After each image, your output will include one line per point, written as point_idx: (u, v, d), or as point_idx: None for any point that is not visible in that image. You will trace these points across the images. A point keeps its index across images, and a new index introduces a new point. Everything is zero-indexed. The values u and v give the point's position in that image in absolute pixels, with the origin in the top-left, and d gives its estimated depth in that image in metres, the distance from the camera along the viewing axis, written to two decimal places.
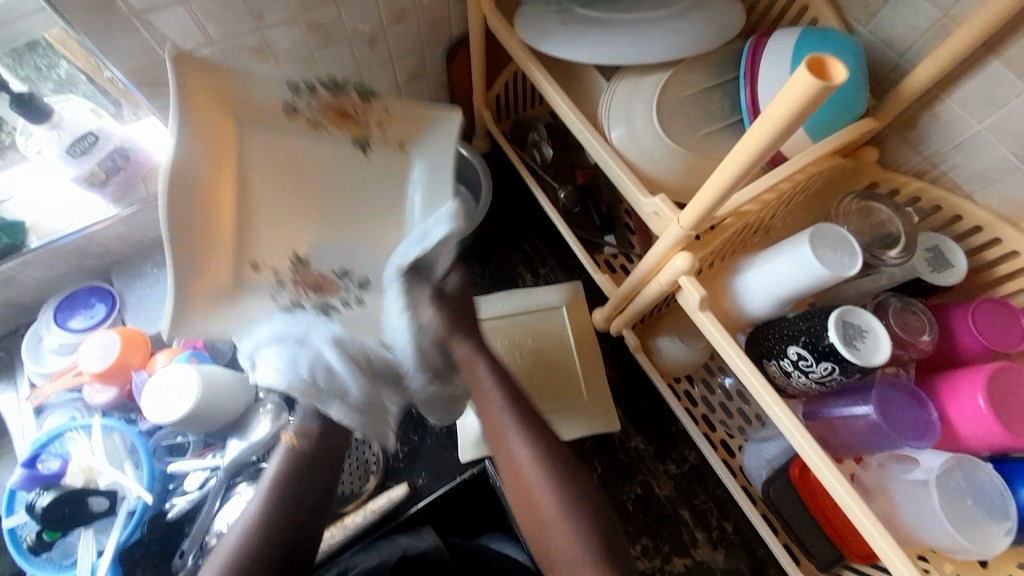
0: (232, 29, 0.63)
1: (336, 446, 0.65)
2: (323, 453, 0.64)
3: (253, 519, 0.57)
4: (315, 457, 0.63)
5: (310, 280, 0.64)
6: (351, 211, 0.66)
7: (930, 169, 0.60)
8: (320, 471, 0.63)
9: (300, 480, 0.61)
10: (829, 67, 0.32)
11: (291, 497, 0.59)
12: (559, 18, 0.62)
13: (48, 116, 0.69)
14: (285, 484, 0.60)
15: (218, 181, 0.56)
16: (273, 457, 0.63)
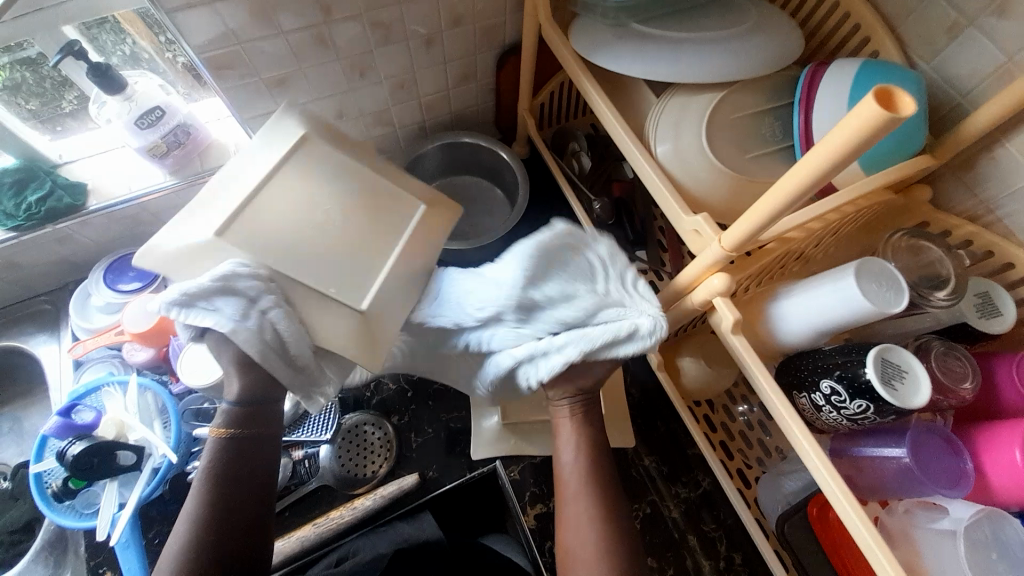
0: (299, 20, 0.66)
1: (266, 428, 0.58)
2: (254, 437, 0.57)
3: (197, 518, 0.53)
4: (248, 443, 0.57)
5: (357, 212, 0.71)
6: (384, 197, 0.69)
7: (984, 214, 0.59)
8: (255, 456, 0.57)
9: (237, 471, 0.55)
10: (896, 99, 0.32)
11: (233, 501, 0.55)
12: (615, 32, 0.63)
13: (122, 88, 0.73)
14: (219, 480, 0.54)
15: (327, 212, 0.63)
16: (204, 448, 0.56)
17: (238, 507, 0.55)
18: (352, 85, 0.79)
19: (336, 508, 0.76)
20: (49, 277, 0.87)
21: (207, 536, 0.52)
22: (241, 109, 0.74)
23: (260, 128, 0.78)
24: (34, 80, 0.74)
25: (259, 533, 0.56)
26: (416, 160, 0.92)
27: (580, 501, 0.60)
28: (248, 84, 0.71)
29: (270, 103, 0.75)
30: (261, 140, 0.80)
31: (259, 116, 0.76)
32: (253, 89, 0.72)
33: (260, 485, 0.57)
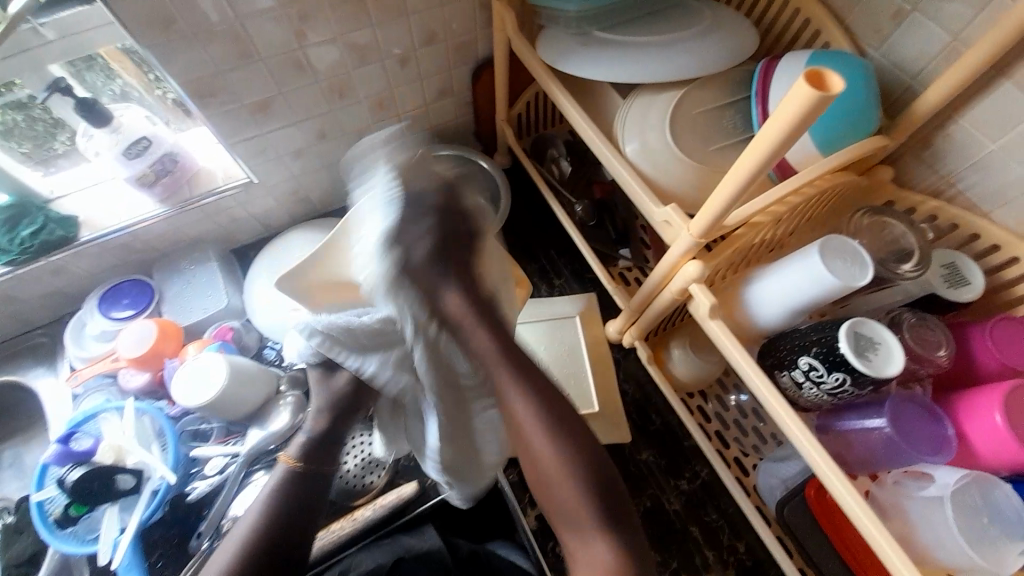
0: (277, 46, 0.69)
1: (325, 465, 0.64)
2: (312, 468, 0.63)
3: (250, 529, 0.56)
4: (311, 477, 0.62)
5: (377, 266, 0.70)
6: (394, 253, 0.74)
7: (946, 188, 0.61)
8: (312, 488, 0.61)
9: (299, 493, 0.60)
10: (827, 80, 0.34)
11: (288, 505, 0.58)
12: (579, 40, 0.66)
13: (108, 121, 0.76)
14: (278, 501, 0.58)
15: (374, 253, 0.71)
16: (269, 480, 0.62)
17: (289, 515, 0.58)
18: (332, 106, 0.81)
19: (335, 521, 0.76)
20: (44, 310, 0.88)
21: (260, 542, 0.55)
22: (227, 134, 0.77)
23: (246, 152, 0.81)
24: (27, 123, 0.77)
25: (305, 530, 0.58)
26: None
27: (532, 421, 0.53)
28: (231, 110, 0.74)
29: (254, 127, 0.78)
30: (247, 164, 0.83)
31: (244, 141, 0.79)
32: (236, 115, 0.75)
33: (307, 495, 0.60)
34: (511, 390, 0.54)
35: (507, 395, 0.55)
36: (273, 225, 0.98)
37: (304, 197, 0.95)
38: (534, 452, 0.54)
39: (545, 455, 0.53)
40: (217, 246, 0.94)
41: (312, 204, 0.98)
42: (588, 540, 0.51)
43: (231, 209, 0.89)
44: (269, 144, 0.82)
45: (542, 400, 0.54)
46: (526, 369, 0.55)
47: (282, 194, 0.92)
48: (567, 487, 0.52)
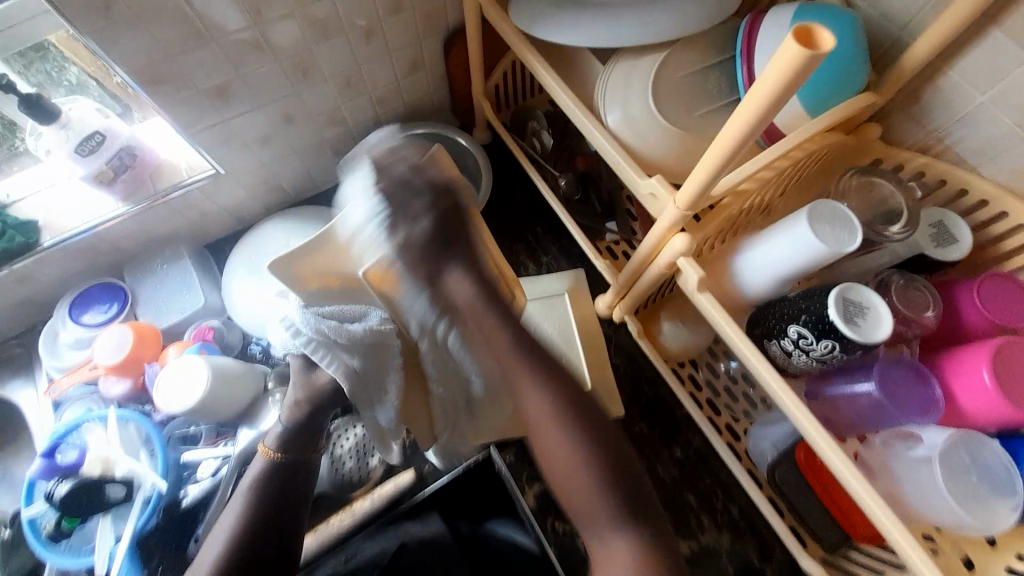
0: (229, 26, 0.64)
1: (308, 452, 0.64)
2: (294, 457, 0.62)
3: (235, 525, 0.56)
4: (292, 465, 0.62)
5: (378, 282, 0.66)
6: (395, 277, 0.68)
7: (934, 144, 0.59)
8: (287, 482, 0.61)
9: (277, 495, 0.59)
10: (816, 37, 0.32)
11: (268, 498, 0.58)
12: (553, 4, 0.62)
13: (56, 116, 0.71)
14: (259, 498, 0.58)
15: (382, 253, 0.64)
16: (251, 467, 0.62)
17: (278, 500, 0.59)
18: (296, 88, 0.77)
19: (334, 515, 0.77)
20: (14, 321, 0.85)
21: (252, 535, 0.55)
22: (187, 124, 0.72)
23: (209, 142, 0.76)
24: None
25: (294, 518, 0.59)
26: None
27: (554, 438, 0.50)
28: (188, 97, 0.69)
29: (214, 115, 0.73)
30: (212, 155, 0.79)
31: (207, 129, 0.75)
32: (194, 103, 0.70)
33: (285, 494, 0.60)
34: (532, 392, 0.52)
35: (524, 399, 0.53)
36: (247, 217, 0.94)
37: (277, 186, 0.91)
38: (547, 451, 0.51)
39: (562, 458, 0.50)
40: (189, 243, 0.90)
41: (286, 192, 0.94)
42: (604, 532, 0.48)
43: (199, 203, 0.85)
44: (233, 133, 0.77)
45: (561, 402, 0.51)
46: (529, 340, 0.55)
47: (253, 185, 0.88)
48: (580, 477, 0.49)
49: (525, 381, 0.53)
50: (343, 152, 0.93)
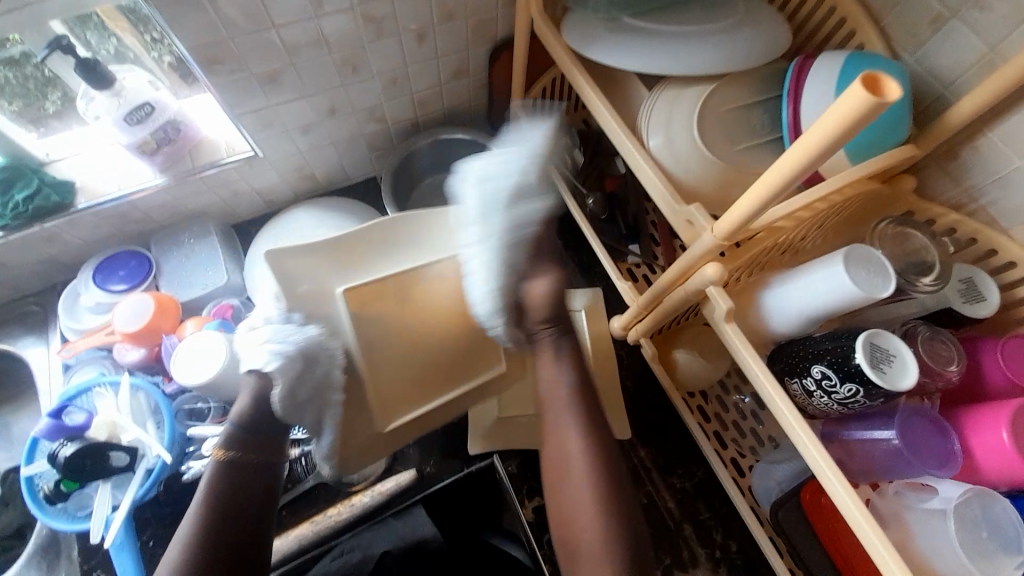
0: (291, 16, 0.66)
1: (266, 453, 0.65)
2: (256, 460, 0.64)
3: (190, 531, 0.56)
4: (246, 466, 0.62)
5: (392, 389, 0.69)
6: (400, 388, 0.69)
7: (967, 202, 0.60)
8: (255, 481, 0.62)
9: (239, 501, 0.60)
10: (882, 86, 0.33)
11: (234, 501, 0.59)
12: (607, 27, 0.64)
13: (110, 83, 0.73)
14: (211, 503, 0.58)
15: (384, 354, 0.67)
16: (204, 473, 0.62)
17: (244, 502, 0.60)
18: (344, 82, 0.79)
19: (332, 506, 0.77)
20: (35, 278, 0.86)
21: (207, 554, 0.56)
22: (233, 104, 0.74)
23: (251, 124, 0.78)
24: (18, 80, 0.73)
25: (258, 529, 0.60)
26: (408, 157, 0.93)
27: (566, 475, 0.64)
28: (240, 78, 0.71)
29: (261, 99, 0.75)
30: (254, 138, 0.80)
31: (251, 112, 0.76)
32: (245, 85, 0.72)
33: (254, 497, 0.61)
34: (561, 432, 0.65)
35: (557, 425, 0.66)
36: (276, 201, 0.95)
37: (310, 173, 0.92)
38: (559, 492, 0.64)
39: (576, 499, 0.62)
40: (217, 220, 0.91)
41: (317, 180, 0.95)
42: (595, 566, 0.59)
43: (233, 182, 0.86)
44: (277, 118, 0.79)
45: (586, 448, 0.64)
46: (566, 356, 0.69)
47: (286, 170, 0.89)
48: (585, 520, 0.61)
49: (569, 425, 0.66)
50: (378, 148, 0.95)
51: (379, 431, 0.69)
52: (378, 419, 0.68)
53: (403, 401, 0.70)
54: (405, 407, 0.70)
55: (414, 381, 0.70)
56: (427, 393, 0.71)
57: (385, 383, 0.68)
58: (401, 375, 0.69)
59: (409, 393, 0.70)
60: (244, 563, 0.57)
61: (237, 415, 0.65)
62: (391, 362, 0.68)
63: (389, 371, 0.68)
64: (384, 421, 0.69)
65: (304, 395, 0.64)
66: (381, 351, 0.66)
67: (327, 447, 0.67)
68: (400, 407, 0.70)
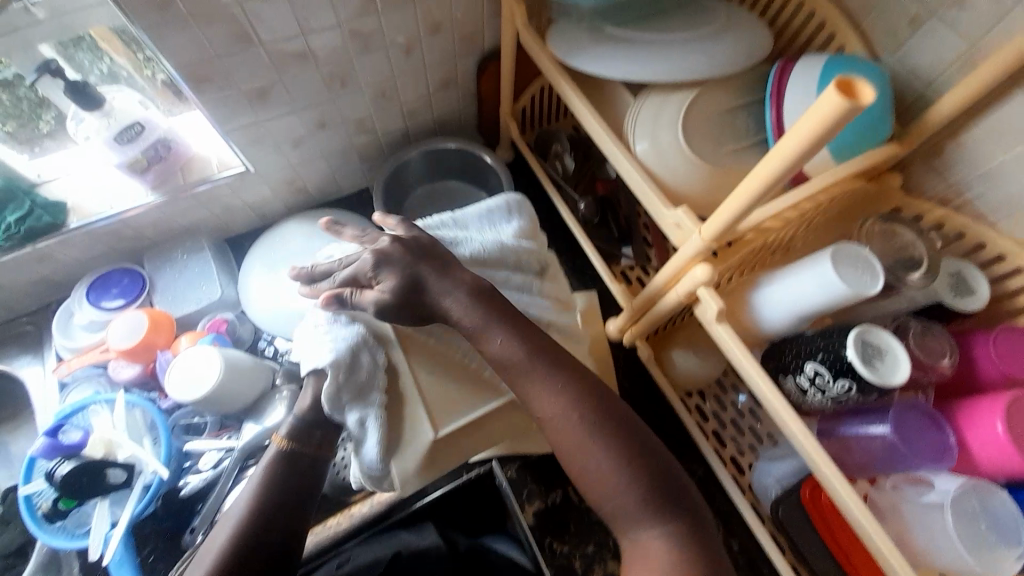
0: (278, 32, 0.67)
1: (314, 447, 0.61)
2: (305, 453, 0.60)
3: (240, 521, 0.53)
4: (302, 459, 0.60)
5: (434, 390, 0.62)
6: (444, 392, 0.62)
7: (954, 197, 0.61)
8: (293, 481, 0.58)
9: (285, 495, 0.57)
10: (858, 89, 0.33)
11: (277, 499, 0.56)
12: (591, 35, 0.64)
13: (100, 104, 0.73)
14: (269, 491, 0.56)
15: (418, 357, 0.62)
16: (262, 459, 0.60)
17: (281, 507, 0.56)
18: (332, 96, 0.79)
19: (330, 518, 0.77)
20: (29, 298, 0.86)
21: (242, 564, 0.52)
22: (222, 120, 0.74)
23: (241, 140, 0.78)
24: (11, 102, 0.73)
25: (299, 523, 0.56)
26: (399, 167, 0.93)
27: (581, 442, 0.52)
28: (229, 96, 0.71)
29: (250, 115, 0.75)
30: (245, 152, 0.80)
31: (240, 128, 0.76)
32: (233, 101, 0.72)
33: (296, 492, 0.58)
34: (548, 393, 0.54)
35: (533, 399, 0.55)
36: (269, 215, 0.95)
37: (301, 186, 0.93)
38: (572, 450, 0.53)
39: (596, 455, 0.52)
40: (210, 236, 0.92)
41: (309, 193, 0.95)
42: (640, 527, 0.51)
43: (225, 197, 0.86)
44: (267, 133, 0.79)
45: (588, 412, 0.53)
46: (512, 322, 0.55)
47: (279, 183, 0.90)
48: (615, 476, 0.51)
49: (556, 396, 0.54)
50: (370, 158, 0.95)
51: (431, 437, 0.60)
52: (420, 425, 0.60)
53: (448, 406, 0.61)
54: (455, 412, 0.62)
55: (455, 391, 0.62)
56: (476, 401, 0.63)
57: (434, 387, 0.62)
58: (436, 382, 0.62)
59: (448, 405, 0.62)
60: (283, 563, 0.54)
61: (297, 410, 0.62)
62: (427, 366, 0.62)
63: (427, 376, 0.62)
64: (430, 426, 0.60)
65: (353, 386, 0.57)
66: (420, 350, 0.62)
67: (374, 448, 0.59)
68: (452, 413, 0.62)
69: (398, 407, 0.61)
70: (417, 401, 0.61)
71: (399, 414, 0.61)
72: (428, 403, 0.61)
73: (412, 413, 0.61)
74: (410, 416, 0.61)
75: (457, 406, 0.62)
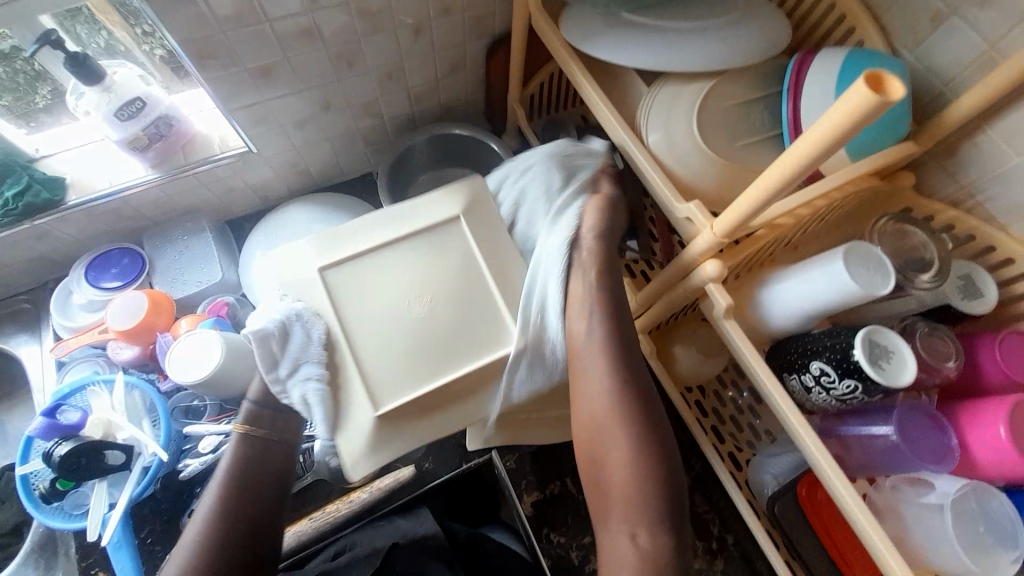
0: (285, 8, 0.65)
1: (282, 433, 0.61)
2: (272, 437, 0.60)
3: (211, 514, 0.53)
4: (266, 445, 0.60)
5: (383, 364, 0.59)
6: (394, 363, 0.59)
7: (966, 199, 0.60)
8: (261, 467, 0.58)
9: (249, 480, 0.57)
10: (887, 84, 0.32)
11: (244, 489, 0.56)
12: (606, 21, 0.63)
13: (99, 78, 0.71)
14: (236, 478, 0.56)
15: (370, 327, 0.60)
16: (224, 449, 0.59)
17: (252, 495, 0.56)
18: (339, 77, 0.78)
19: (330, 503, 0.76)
20: (28, 275, 0.85)
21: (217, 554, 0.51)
22: (225, 98, 0.72)
23: (245, 119, 0.77)
24: (7, 74, 0.71)
25: (279, 510, 0.57)
26: (405, 152, 0.92)
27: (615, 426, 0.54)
28: (233, 73, 0.70)
29: (254, 93, 0.74)
30: (248, 132, 0.79)
31: (244, 107, 0.75)
32: (238, 79, 0.71)
33: (270, 478, 0.58)
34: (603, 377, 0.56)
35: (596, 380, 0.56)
36: (271, 197, 0.94)
37: (304, 170, 0.92)
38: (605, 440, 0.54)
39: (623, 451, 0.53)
40: (211, 217, 0.90)
41: (313, 177, 0.94)
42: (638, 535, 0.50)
43: (227, 178, 0.85)
44: (271, 113, 0.78)
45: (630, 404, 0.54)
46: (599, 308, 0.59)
47: (282, 166, 0.88)
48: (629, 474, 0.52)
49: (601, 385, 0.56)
50: (375, 143, 0.94)
51: (372, 412, 0.57)
52: (361, 400, 0.58)
53: (395, 380, 0.58)
54: (406, 390, 0.58)
55: (407, 367, 0.59)
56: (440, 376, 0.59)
57: (383, 364, 0.59)
58: (386, 355, 0.59)
59: (394, 379, 0.58)
60: (260, 553, 0.54)
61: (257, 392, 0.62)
62: (378, 337, 0.59)
63: (374, 347, 0.59)
64: (370, 403, 0.57)
65: (285, 359, 0.57)
66: (372, 329, 0.60)
67: (319, 422, 0.57)
68: (398, 390, 0.58)
69: (343, 378, 0.58)
70: (357, 375, 0.58)
71: (345, 386, 0.58)
72: (373, 377, 0.58)
73: (354, 385, 0.58)
74: (354, 389, 0.58)
75: (402, 382, 0.58)
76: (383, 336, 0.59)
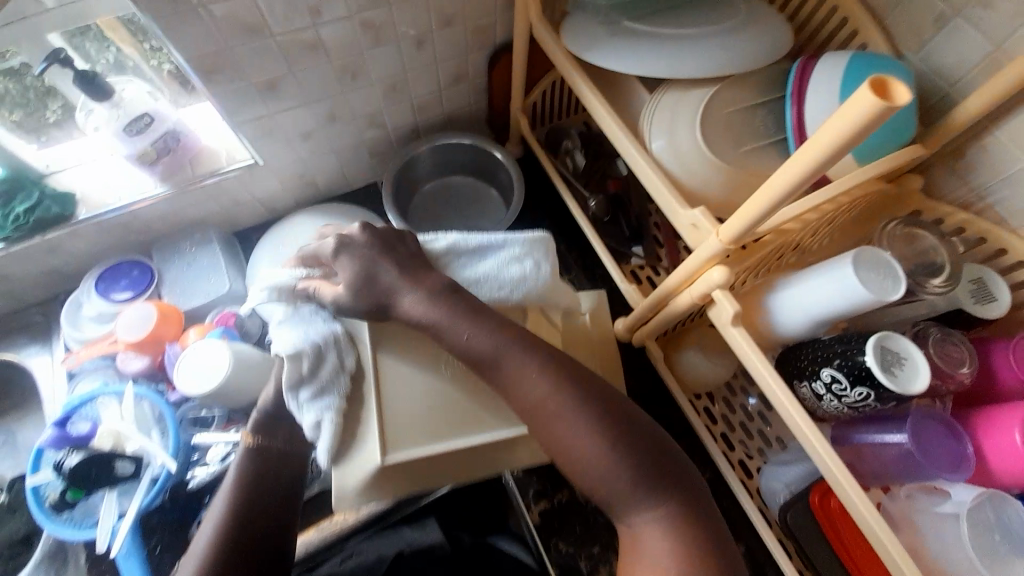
0: (289, 23, 0.66)
1: (288, 442, 0.60)
2: (277, 447, 0.60)
3: (224, 517, 0.54)
4: (270, 454, 0.59)
5: (402, 412, 0.56)
6: (413, 410, 0.56)
7: (975, 201, 0.60)
8: (269, 479, 0.57)
9: (259, 487, 0.56)
10: (892, 90, 0.32)
11: (253, 496, 0.56)
12: (607, 30, 0.63)
13: (108, 95, 0.73)
14: (243, 482, 0.56)
15: (398, 374, 0.57)
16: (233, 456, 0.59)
17: (259, 503, 0.56)
18: (343, 89, 0.78)
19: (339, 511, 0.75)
20: (39, 288, 0.86)
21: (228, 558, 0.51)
22: (231, 112, 0.73)
23: (251, 132, 0.78)
24: (18, 90, 0.72)
25: (288, 522, 0.56)
26: (409, 162, 0.92)
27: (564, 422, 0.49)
28: (239, 87, 0.71)
29: (260, 107, 0.75)
30: (254, 144, 0.80)
31: (249, 121, 0.76)
32: (244, 93, 0.72)
33: (277, 487, 0.58)
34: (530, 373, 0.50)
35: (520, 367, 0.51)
36: (277, 208, 0.95)
37: (310, 180, 0.92)
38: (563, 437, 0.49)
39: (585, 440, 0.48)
40: (218, 229, 0.91)
41: (318, 187, 0.95)
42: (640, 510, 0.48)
43: (233, 190, 0.86)
44: (276, 126, 0.78)
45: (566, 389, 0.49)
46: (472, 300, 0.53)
47: (288, 177, 0.89)
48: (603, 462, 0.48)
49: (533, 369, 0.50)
50: (379, 153, 0.94)
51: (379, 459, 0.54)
52: (372, 446, 0.54)
53: (413, 429, 0.56)
54: (422, 439, 0.56)
55: (429, 419, 0.56)
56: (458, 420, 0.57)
57: (403, 412, 0.56)
58: (407, 400, 0.56)
59: (414, 426, 0.56)
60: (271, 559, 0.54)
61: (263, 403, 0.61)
62: (403, 383, 0.57)
63: (399, 394, 0.56)
64: (382, 448, 0.54)
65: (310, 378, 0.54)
66: (404, 381, 0.57)
67: (322, 453, 0.54)
68: (414, 438, 0.56)
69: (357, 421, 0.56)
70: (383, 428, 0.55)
71: (360, 435, 0.56)
72: (388, 428, 0.55)
73: (370, 434, 0.55)
74: (367, 439, 0.55)
75: (423, 428, 0.56)
76: (408, 386, 0.57)
